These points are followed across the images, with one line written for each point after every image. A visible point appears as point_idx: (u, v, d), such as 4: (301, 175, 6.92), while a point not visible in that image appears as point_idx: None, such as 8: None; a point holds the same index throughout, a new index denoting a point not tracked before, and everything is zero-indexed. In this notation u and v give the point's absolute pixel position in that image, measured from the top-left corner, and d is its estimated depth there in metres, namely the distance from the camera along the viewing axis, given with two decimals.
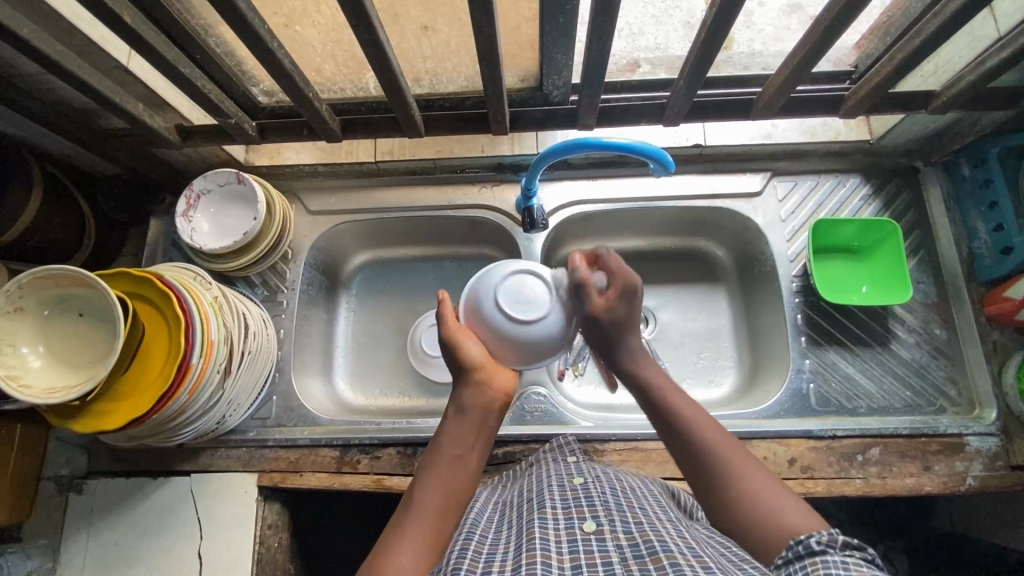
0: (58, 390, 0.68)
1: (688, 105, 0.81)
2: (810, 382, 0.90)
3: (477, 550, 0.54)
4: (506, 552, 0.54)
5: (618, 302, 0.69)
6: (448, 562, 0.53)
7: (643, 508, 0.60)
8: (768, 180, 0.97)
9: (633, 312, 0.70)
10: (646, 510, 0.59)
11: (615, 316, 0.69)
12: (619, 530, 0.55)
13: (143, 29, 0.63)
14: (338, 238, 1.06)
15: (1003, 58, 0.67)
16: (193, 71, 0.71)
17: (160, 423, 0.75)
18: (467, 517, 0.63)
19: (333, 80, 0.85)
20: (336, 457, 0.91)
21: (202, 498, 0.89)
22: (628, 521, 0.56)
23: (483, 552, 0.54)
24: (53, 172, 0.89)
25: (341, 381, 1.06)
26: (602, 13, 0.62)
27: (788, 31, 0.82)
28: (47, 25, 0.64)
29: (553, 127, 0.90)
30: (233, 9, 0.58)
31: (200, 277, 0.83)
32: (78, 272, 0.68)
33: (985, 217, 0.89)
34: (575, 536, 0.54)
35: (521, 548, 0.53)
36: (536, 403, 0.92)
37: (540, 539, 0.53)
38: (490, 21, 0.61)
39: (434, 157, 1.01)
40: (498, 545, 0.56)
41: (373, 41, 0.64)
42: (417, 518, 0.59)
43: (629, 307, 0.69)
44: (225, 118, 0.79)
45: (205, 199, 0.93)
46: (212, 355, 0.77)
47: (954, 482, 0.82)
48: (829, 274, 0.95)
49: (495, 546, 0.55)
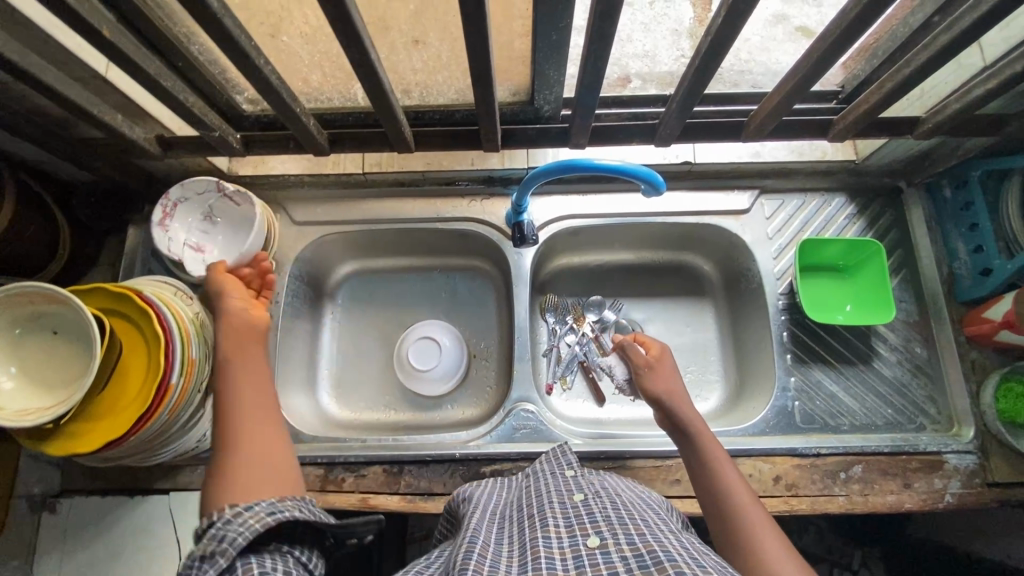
0: (32, 411, 0.66)
1: (680, 126, 0.80)
2: (795, 400, 0.91)
3: (483, 553, 0.55)
4: (511, 564, 0.54)
5: (660, 357, 0.83)
6: (456, 564, 0.54)
7: (646, 522, 0.60)
8: (756, 198, 0.98)
9: (674, 370, 0.82)
10: (647, 524, 0.59)
11: (658, 364, 0.82)
12: (622, 542, 0.54)
13: (123, 42, 0.60)
14: (324, 248, 1.04)
15: (989, 89, 0.68)
16: (175, 84, 0.68)
17: (140, 442, 0.73)
18: (467, 527, 0.63)
19: (321, 89, 0.83)
20: (320, 475, 0.88)
21: (181, 517, 0.87)
22: (630, 533, 0.56)
23: (487, 558, 0.54)
24: (26, 180, 0.86)
25: (326, 394, 1.04)
26: (598, 38, 0.61)
27: (774, 40, 0.91)
28: (20, 34, 0.60)
29: (543, 145, 0.89)
30: (217, 25, 0.55)
31: (181, 292, 0.81)
32: (53, 289, 0.66)
33: (966, 238, 0.91)
34: (580, 552, 0.54)
35: (526, 565, 0.53)
36: (524, 420, 0.92)
37: (546, 559, 0.53)
38: (484, 43, 0.60)
39: (423, 169, 0.99)
40: (502, 556, 0.56)
41: (364, 60, 0.62)
42: (252, 442, 0.64)
43: (672, 362, 0.82)
44: (208, 131, 0.76)
45: (182, 208, 0.91)
46: (193, 374, 0.75)
47: (933, 499, 0.84)
48: (813, 292, 0.97)
49: (499, 557, 0.55)
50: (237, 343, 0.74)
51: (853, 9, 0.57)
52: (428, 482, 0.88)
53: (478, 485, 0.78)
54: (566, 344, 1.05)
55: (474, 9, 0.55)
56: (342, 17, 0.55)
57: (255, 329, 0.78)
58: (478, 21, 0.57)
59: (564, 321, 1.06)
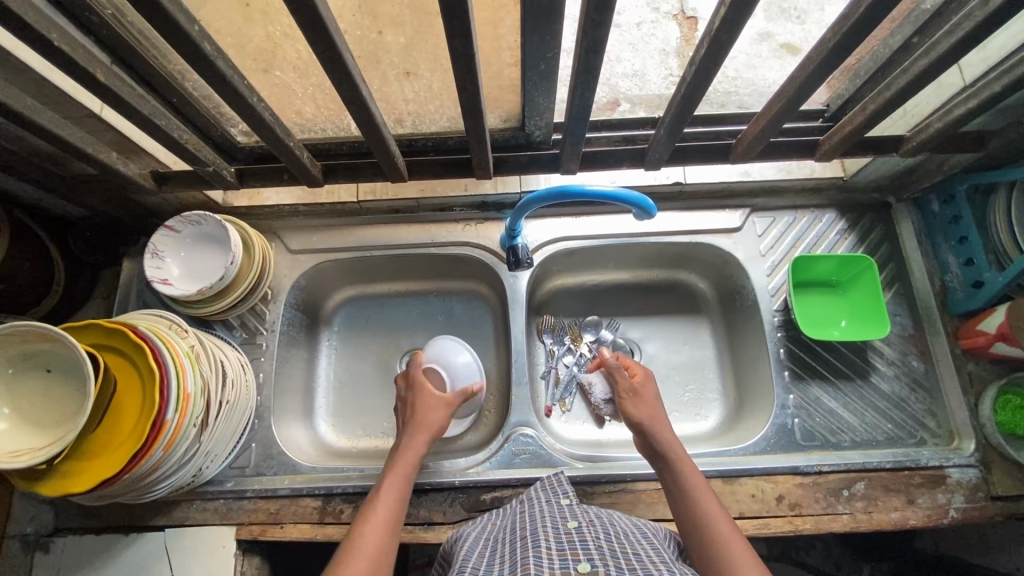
0: (24, 453, 0.65)
1: (669, 151, 0.82)
2: (794, 417, 0.91)
3: None
4: None
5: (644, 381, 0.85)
6: None
7: (638, 555, 0.60)
8: (747, 217, 0.99)
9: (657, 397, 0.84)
10: (639, 557, 0.60)
11: (641, 390, 0.84)
12: (612, 573, 0.55)
13: (116, 83, 0.61)
14: (319, 276, 1.04)
15: (971, 107, 0.69)
16: (169, 122, 0.69)
17: (133, 481, 0.72)
18: (459, 557, 0.65)
19: (314, 121, 0.84)
20: (319, 507, 0.88)
21: (176, 554, 0.86)
22: (622, 568, 0.57)
23: None
24: (21, 217, 0.86)
25: (323, 423, 1.03)
26: (586, 70, 0.63)
27: (760, 58, 0.94)
28: (15, 77, 0.61)
29: (536, 171, 0.91)
30: (211, 67, 0.56)
31: (176, 325, 0.81)
32: (46, 328, 0.65)
33: (956, 251, 0.92)
34: None
35: None
36: (524, 444, 0.91)
37: None
38: (473, 78, 0.61)
39: (418, 196, 1.00)
40: None
41: (355, 96, 0.63)
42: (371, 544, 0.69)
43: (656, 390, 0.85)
44: (202, 166, 0.77)
45: (168, 249, 0.90)
46: (189, 408, 0.74)
47: (938, 515, 0.83)
48: (808, 308, 0.97)
49: None
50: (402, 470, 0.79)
51: (832, 38, 0.58)
52: (427, 511, 0.86)
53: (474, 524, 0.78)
54: (564, 365, 1.04)
55: (462, 46, 0.56)
56: (332, 56, 0.56)
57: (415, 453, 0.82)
58: (467, 58, 0.58)
59: (561, 341, 1.06)
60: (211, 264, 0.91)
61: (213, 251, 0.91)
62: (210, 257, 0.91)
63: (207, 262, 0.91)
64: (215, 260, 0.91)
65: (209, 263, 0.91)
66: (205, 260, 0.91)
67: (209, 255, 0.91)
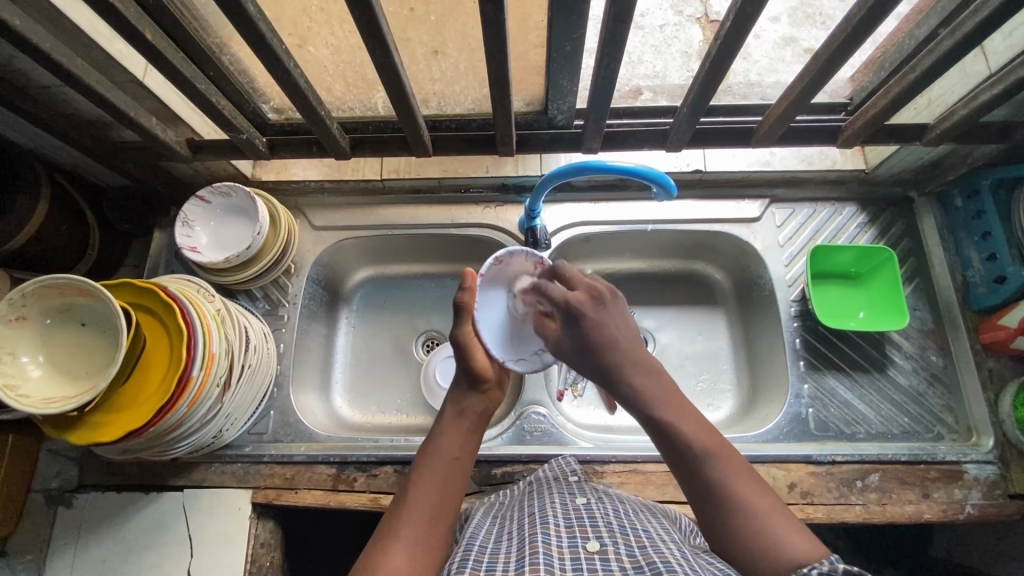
0: (56, 400, 0.67)
1: (691, 131, 0.83)
2: (809, 407, 0.90)
3: (478, 558, 0.57)
4: (508, 560, 0.56)
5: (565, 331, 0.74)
6: (451, 569, 0.56)
7: (647, 533, 0.61)
8: (767, 207, 0.99)
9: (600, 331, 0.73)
10: (649, 534, 0.60)
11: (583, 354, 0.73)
12: (622, 552, 0.56)
13: (163, 45, 0.64)
14: (340, 253, 1.06)
15: (995, 93, 0.69)
16: (208, 88, 0.72)
17: (156, 436, 0.74)
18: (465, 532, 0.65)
19: (343, 99, 0.86)
20: (333, 474, 0.89)
21: (194, 514, 0.88)
22: (631, 546, 0.57)
23: (484, 560, 0.57)
24: (61, 182, 0.90)
25: (339, 397, 1.05)
26: (610, 44, 0.64)
27: (783, 62, 0.94)
28: (67, 38, 0.65)
29: (557, 150, 0.92)
30: (252, 28, 0.59)
31: (204, 290, 0.83)
32: (84, 281, 0.68)
33: (979, 246, 0.91)
34: (579, 555, 0.55)
35: (523, 560, 0.55)
36: (535, 423, 0.92)
37: (544, 555, 0.54)
38: (502, 47, 0.63)
39: (439, 176, 1.02)
40: (498, 553, 0.58)
41: (387, 64, 0.65)
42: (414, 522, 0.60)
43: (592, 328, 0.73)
44: (236, 134, 0.80)
45: (200, 217, 0.93)
46: (212, 368, 0.76)
47: (953, 510, 0.82)
48: (827, 300, 0.96)
49: (495, 555, 0.58)
50: (453, 438, 0.68)
51: (856, 14, 0.59)
52: None
53: (483, 504, 0.77)
54: None
55: (493, 12, 0.57)
56: (368, 20, 0.58)
57: (467, 420, 0.70)
58: (497, 24, 0.59)
59: None
60: (239, 233, 0.93)
61: (242, 222, 0.94)
62: (239, 227, 0.94)
63: (235, 231, 0.94)
64: (244, 230, 0.94)
65: (238, 233, 0.94)
66: (234, 229, 0.94)
67: (238, 225, 0.94)
